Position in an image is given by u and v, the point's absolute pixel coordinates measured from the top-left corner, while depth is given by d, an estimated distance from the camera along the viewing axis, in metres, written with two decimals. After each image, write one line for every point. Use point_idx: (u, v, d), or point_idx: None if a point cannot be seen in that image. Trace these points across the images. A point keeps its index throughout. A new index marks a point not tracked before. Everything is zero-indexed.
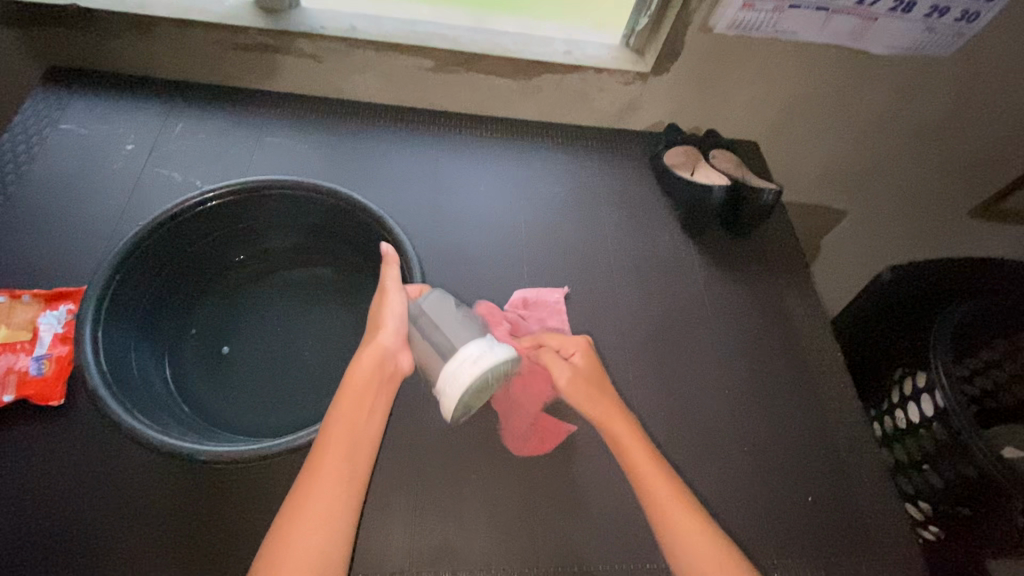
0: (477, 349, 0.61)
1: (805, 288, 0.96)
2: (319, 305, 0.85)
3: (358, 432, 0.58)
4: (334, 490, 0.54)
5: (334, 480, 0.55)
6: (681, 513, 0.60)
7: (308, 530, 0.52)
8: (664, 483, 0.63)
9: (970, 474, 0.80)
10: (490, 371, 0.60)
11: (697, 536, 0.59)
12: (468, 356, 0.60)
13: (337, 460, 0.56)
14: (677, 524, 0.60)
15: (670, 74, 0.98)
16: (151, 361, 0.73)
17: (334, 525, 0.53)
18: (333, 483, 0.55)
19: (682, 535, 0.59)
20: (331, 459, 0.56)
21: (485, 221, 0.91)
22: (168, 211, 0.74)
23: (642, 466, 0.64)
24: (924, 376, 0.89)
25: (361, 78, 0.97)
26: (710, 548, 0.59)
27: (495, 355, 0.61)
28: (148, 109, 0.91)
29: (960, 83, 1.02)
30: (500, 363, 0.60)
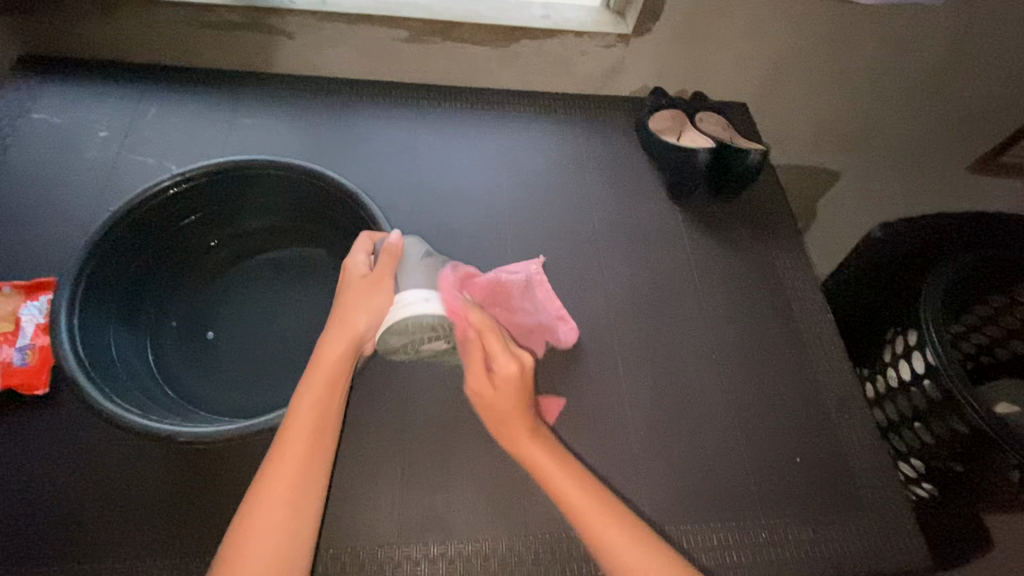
0: (415, 296, 0.61)
1: (796, 251, 0.94)
2: (301, 285, 0.84)
3: (322, 419, 0.57)
4: (295, 482, 0.53)
5: (295, 473, 0.54)
6: (596, 510, 0.58)
7: (266, 526, 0.51)
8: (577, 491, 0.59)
9: (962, 430, 0.79)
10: (410, 320, 0.60)
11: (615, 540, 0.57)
12: (405, 299, 0.61)
13: (299, 453, 0.55)
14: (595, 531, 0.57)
15: (652, 35, 0.95)
16: (132, 347, 0.73)
17: (297, 517, 0.52)
18: (294, 476, 0.54)
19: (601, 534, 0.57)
20: (293, 450, 0.55)
21: (466, 195, 0.90)
22: (138, 195, 0.73)
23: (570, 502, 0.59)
24: (915, 334, 0.88)
25: (335, 53, 0.94)
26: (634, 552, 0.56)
27: (426, 306, 0.60)
28: (120, 94, 0.90)
29: (955, 31, 0.98)
30: (426, 318, 0.59)
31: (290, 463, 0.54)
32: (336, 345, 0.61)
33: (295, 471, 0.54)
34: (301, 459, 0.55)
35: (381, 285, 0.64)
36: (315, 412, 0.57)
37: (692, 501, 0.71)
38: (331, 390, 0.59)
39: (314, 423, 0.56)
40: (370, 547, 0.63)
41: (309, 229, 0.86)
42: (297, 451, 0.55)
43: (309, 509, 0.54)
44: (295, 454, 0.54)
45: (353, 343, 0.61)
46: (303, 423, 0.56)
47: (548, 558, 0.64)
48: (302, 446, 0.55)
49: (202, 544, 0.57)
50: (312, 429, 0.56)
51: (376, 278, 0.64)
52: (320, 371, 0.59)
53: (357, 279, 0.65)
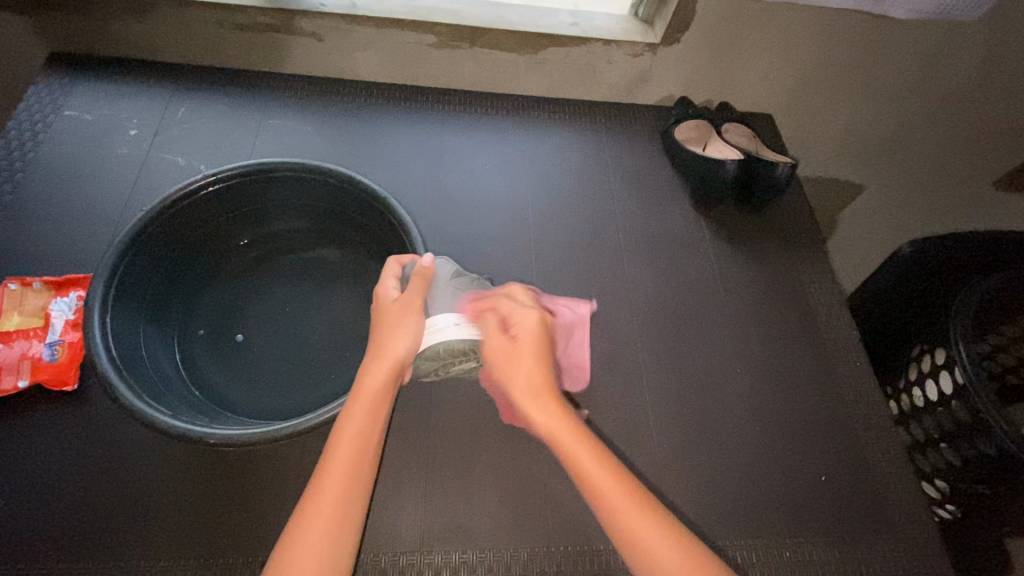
0: (443, 321, 0.63)
1: (821, 266, 0.93)
2: (326, 287, 0.84)
3: (363, 449, 0.56)
4: (335, 514, 0.52)
5: (337, 504, 0.52)
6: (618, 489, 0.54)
7: (307, 556, 0.50)
8: (552, 414, 0.58)
9: (990, 452, 0.78)
10: (441, 346, 0.63)
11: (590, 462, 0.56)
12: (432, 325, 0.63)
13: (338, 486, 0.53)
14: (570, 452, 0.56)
15: (681, 44, 0.95)
16: (160, 345, 0.74)
17: (337, 546, 0.51)
18: (336, 506, 0.52)
19: (578, 461, 0.56)
20: (335, 481, 0.53)
21: (490, 201, 0.90)
22: (172, 195, 0.74)
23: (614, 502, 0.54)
24: (943, 353, 0.86)
25: (363, 56, 0.95)
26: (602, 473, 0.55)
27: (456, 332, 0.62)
28: (150, 93, 0.91)
29: (987, 47, 0.97)
30: (457, 344, 0.62)
31: (330, 493, 0.53)
32: (379, 369, 0.59)
33: (336, 502, 0.53)
34: (343, 490, 0.53)
35: (414, 310, 0.63)
36: (356, 442, 0.55)
37: (715, 516, 0.71)
38: (375, 418, 0.57)
39: (354, 456, 0.55)
40: (393, 553, 0.63)
41: (336, 231, 0.86)
42: (338, 482, 0.53)
43: (348, 539, 0.53)
44: (336, 486, 0.53)
45: (394, 368, 0.60)
46: (345, 454, 0.55)
47: (571, 570, 0.64)
48: (342, 478, 0.54)
49: (228, 546, 0.57)
50: (353, 460, 0.55)
51: (410, 303, 0.64)
52: (363, 397, 0.58)
53: (390, 304, 0.64)
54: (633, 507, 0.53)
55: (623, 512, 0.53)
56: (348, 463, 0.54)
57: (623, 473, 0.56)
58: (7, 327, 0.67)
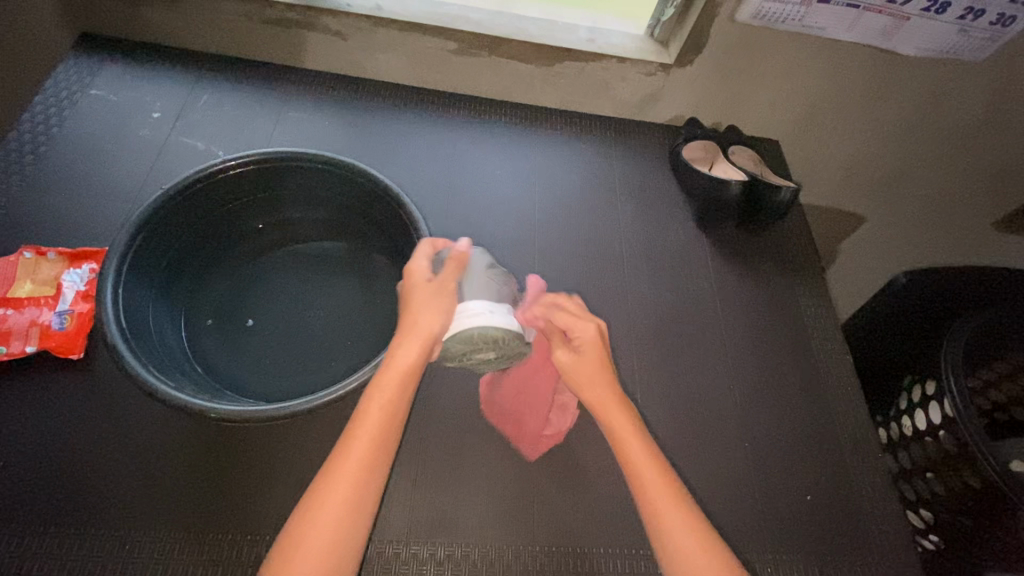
0: (478, 307, 0.65)
1: (818, 290, 0.95)
2: (333, 277, 0.86)
3: (389, 420, 0.58)
4: (357, 478, 0.55)
5: (360, 469, 0.55)
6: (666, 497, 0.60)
7: (329, 515, 0.52)
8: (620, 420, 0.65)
9: (976, 484, 0.78)
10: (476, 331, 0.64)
11: (647, 467, 0.62)
12: (468, 310, 0.65)
13: (362, 454, 0.56)
14: (632, 455, 0.62)
15: (693, 66, 0.97)
16: (168, 323, 0.75)
17: (359, 509, 0.54)
18: (359, 469, 0.55)
19: (636, 465, 0.62)
20: (359, 447, 0.56)
21: (498, 206, 0.92)
22: (194, 173, 0.76)
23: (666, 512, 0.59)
24: (933, 384, 0.88)
25: (384, 57, 0.97)
26: (658, 481, 0.61)
27: (491, 320, 0.65)
28: (175, 78, 0.93)
29: (991, 89, 1.00)
30: (489, 330, 0.64)
31: (354, 458, 0.55)
32: (411, 345, 0.62)
33: (358, 468, 0.55)
34: (366, 456, 0.56)
35: (448, 292, 0.68)
36: (383, 412, 0.58)
37: None
38: (403, 391, 0.60)
39: (379, 425, 0.57)
40: (380, 541, 0.63)
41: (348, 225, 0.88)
42: (361, 449, 0.56)
43: (369, 501, 0.55)
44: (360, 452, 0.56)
45: (426, 342, 0.63)
46: (371, 422, 0.57)
47: (555, 570, 0.64)
48: (366, 445, 0.56)
49: (219, 521, 0.58)
50: (378, 429, 0.57)
51: (443, 285, 0.69)
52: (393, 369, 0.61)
53: (423, 283, 0.68)
54: (677, 512, 0.59)
55: (667, 516, 0.59)
56: (372, 431, 0.57)
57: (673, 481, 0.61)
58: (19, 294, 0.69)
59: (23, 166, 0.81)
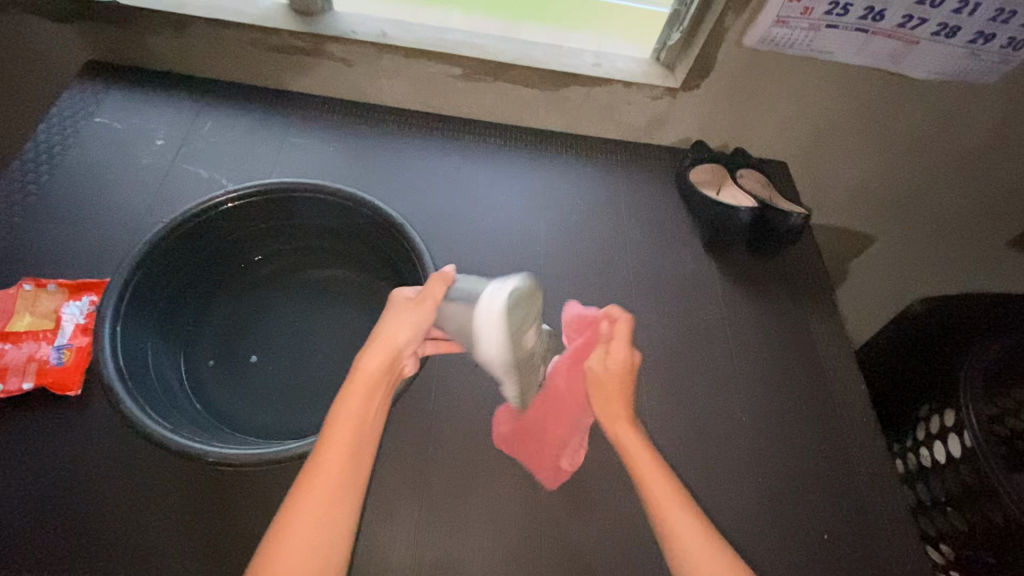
0: (497, 286, 0.67)
1: (831, 316, 0.93)
2: (337, 307, 0.84)
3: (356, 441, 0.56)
4: (328, 505, 0.52)
5: (332, 486, 0.53)
6: (669, 496, 0.60)
7: (303, 542, 0.50)
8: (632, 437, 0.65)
9: (998, 520, 0.76)
10: (512, 298, 0.66)
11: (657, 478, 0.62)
12: (491, 296, 0.66)
13: (332, 472, 0.53)
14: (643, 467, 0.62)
15: (700, 90, 0.97)
16: (167, 360, 0.74)
17: (333, 532, 0.51)
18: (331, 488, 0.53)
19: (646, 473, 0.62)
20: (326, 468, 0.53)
21: (503, 232, 0.91)
22: (195, 206, 0.74)
23: (667, 509, 0.59)
24: (952, 415, 0.85)
25: (389, 83, 0.97)
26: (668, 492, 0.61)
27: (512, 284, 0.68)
28: (179, 105, 0.93)
29: (1004, 111, 0.98)
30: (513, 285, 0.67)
31: (324, 486, 0.53)
32: (375, 359, 0.59)
33: (329, 489, 0.53)
34: (337, 476, 0.53)
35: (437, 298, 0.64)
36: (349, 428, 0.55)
37: None
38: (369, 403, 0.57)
39: (349, 452, 0.55)
40: None
41: (351, 255, 0.87)
42: (330, 477, 0.53)
43: (343, 524, 0.52)
44: (330, 480, 0.53)
45: (393, 354, 0.60)
46: (339, 440, 0.55)
47: None
48: (336, 472, 0.53)
49: (220, 566, 0.56)
50: (346, 447, 0.55)
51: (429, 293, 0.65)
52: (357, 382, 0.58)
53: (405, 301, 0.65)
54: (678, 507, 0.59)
55: (672, 515, 0.59)
56: (341, 458, 0.54)
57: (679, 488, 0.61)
58: (18, 327, 0.68)
59: (24, 195, 0.80)
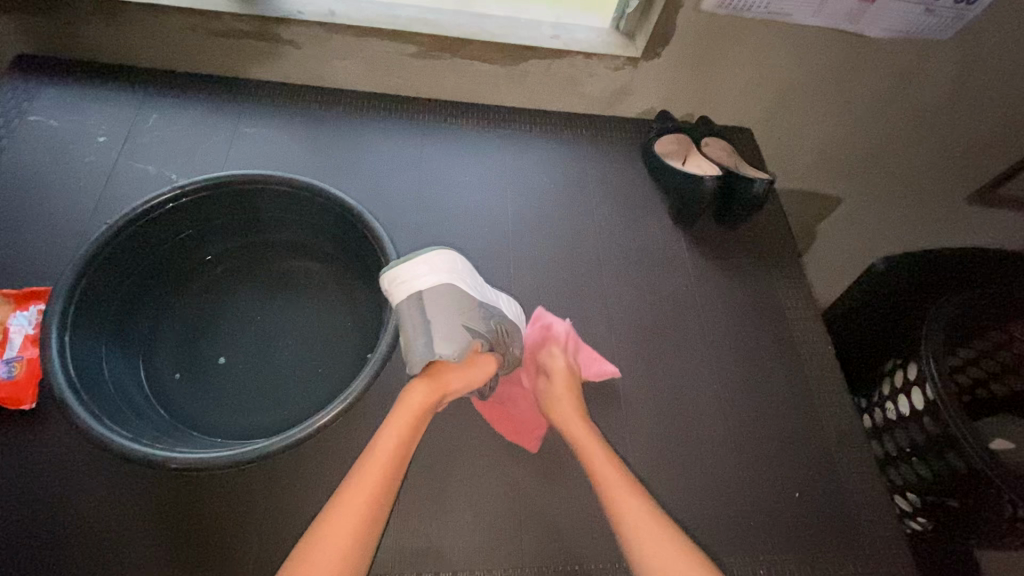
0: (423, 274, 0.67)
1: (798, 280, 0.94)
2: (302, 298, 0.80)
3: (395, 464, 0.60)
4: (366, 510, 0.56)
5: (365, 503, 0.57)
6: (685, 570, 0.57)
7: (338, 537, 0.54)
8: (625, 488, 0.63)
9: (959, 466, 0.79)
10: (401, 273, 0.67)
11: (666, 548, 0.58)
12: (425, 266, 0.68)
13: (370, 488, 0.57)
14: (617, 496, 0.62)
15: (661, 58, 0.95)
16: (124, 367, 0.70)
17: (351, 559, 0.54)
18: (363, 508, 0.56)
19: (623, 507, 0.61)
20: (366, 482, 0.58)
21: (468, 213, 0.89)
22: (135, 210, 0.71)
23: None
24: (914, 368, 0.87)
25: (342, 64, 0.93)
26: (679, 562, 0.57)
27: (414, 284, 0.67)
28: (120, 98, 0.88)
29: (958, 67, 0.99)
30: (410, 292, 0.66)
31: (358, 505, 0.56)
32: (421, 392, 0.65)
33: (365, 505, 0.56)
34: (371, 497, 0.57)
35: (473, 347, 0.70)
36: (394, 453, 0.61)
37: (692, 534, 0.71)
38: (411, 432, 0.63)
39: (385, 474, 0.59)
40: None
41: (314, 245, 0.83)
42: (367, 490, 0.57)
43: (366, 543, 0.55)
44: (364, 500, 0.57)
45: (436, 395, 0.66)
46: (383, 457, 0.60)
47: None
48: (371, 492, 0.57)
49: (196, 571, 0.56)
50: (387, 468, 0.59)
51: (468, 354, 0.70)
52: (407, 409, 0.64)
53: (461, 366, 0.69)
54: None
55: None
56: (379, 480, 0.58)
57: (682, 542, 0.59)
58: None
59: None
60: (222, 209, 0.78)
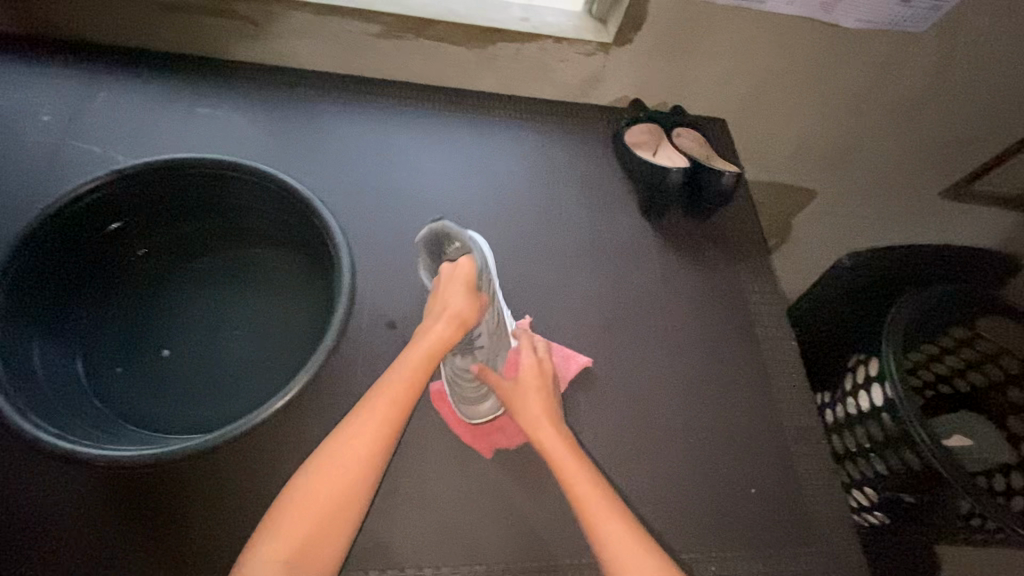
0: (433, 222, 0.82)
1: (766, 274, 0.93)
2: (250, 288, 0.78)
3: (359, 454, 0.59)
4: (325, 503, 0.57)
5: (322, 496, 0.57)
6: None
7: (291, 531, 0.55)
8: (607, 513, 0.61)
9: (915, 464, 0.79)
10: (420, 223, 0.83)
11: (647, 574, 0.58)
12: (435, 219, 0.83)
13: (325, 484, 0.57)
14: (598, 519, 0.61)
15: (634, 45, 0.93)
16: (56, 364, 0.67)
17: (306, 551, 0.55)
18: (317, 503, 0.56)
19: (600, 529, 0.60)
20: (325, 475, 0.58)
21: (429, 201, 0.87)
22: (62, 196, 0.68)
23: None
24: (875, 365, 0.86)
25: (303, 43, 0.90)
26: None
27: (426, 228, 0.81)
28: (66, 74, 0.84)
29: (934, 60, 0.98)
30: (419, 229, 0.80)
31: (310, 503, 0.56)
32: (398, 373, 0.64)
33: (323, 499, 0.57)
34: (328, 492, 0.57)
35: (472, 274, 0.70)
36: (354, 444, 0.59)
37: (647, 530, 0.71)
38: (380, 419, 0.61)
39: (342, 472, 0.58)
40: None
41: (258, 232, 0.81)
42: (325, 483, 0.57)
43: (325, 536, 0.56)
44: (317, 498, 0.57)
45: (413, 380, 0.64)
46: (344, 447, 0.59)
47: None
48: (325, 490, 0.57)
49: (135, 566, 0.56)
50: (349, 460, 0.59)
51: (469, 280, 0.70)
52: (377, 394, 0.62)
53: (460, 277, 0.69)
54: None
55: None
56: (336, 478, 0.58)
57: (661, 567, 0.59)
58: None
59: None
60: (158, 196, 0.76)
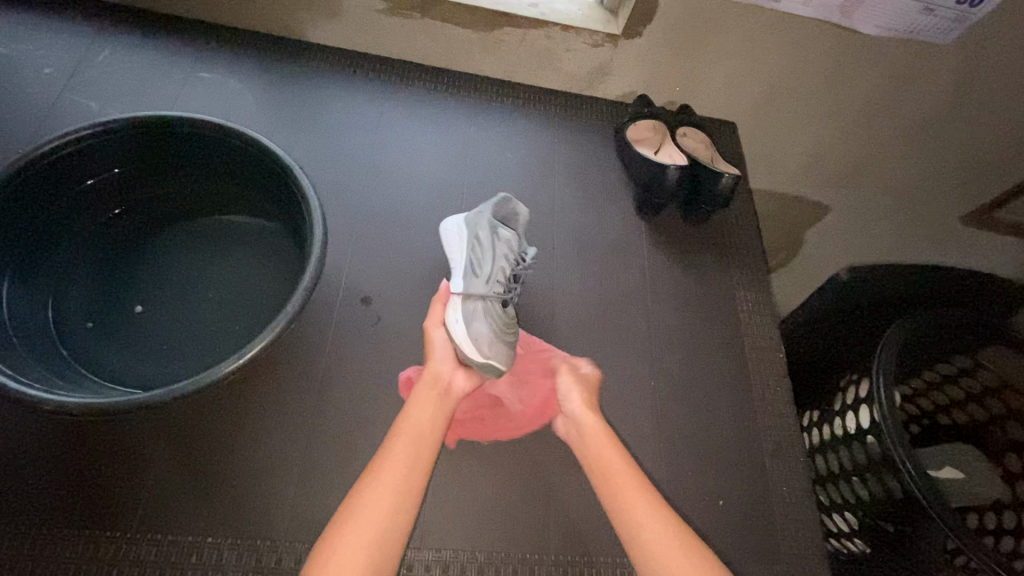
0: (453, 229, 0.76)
1: (760, 286, 0.90)
2: (227, 254, 0.78)
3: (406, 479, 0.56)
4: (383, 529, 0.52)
5: (370, 526, 0.52)
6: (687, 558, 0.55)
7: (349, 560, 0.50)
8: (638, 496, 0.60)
9: (896, 491, 0.76)
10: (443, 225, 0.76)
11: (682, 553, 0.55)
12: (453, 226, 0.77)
13: (376, 513, 0.53)
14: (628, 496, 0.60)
15: (642, 39, 0.90)
16: (28, 310, 0.68)
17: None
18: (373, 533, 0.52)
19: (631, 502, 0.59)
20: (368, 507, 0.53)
21: (420, 181, 0.86)
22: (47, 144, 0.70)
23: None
24: (865, 386, 0.83)
25: (309, 16, 0.90)
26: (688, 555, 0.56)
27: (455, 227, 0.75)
28: (73, 30, 0.85)
29: (957, 76, 0.94)
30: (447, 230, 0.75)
31: (359, 534, 0.51)
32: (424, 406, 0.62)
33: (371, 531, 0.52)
34: (383, 519, 0.53)
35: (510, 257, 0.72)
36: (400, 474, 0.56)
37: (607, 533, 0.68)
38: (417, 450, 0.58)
39: (393, 498, 0.54)
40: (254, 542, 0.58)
41: (240, 201, 0.82)
42: (376, 507, 0.53)
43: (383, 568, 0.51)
44: (368, 526, 0.52)
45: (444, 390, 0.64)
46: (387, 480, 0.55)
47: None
48: (380, 515, 0.53)
49: (79, 515, 0.56)
50: (392, 488, 0.55)
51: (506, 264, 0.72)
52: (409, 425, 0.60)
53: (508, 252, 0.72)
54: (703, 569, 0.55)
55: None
56: (385, 504, 0.54)
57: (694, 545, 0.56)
58: None
59: None
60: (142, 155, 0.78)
